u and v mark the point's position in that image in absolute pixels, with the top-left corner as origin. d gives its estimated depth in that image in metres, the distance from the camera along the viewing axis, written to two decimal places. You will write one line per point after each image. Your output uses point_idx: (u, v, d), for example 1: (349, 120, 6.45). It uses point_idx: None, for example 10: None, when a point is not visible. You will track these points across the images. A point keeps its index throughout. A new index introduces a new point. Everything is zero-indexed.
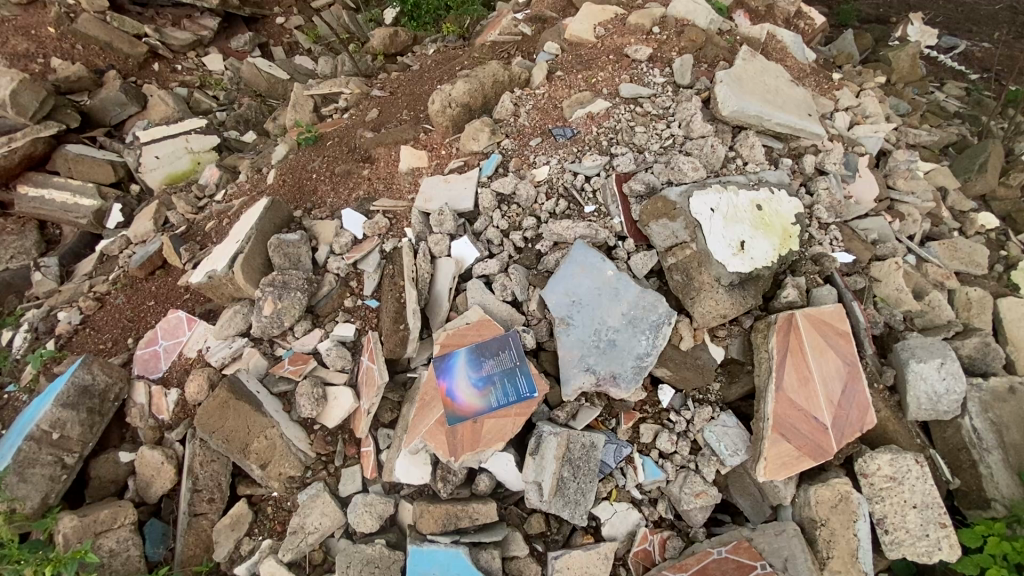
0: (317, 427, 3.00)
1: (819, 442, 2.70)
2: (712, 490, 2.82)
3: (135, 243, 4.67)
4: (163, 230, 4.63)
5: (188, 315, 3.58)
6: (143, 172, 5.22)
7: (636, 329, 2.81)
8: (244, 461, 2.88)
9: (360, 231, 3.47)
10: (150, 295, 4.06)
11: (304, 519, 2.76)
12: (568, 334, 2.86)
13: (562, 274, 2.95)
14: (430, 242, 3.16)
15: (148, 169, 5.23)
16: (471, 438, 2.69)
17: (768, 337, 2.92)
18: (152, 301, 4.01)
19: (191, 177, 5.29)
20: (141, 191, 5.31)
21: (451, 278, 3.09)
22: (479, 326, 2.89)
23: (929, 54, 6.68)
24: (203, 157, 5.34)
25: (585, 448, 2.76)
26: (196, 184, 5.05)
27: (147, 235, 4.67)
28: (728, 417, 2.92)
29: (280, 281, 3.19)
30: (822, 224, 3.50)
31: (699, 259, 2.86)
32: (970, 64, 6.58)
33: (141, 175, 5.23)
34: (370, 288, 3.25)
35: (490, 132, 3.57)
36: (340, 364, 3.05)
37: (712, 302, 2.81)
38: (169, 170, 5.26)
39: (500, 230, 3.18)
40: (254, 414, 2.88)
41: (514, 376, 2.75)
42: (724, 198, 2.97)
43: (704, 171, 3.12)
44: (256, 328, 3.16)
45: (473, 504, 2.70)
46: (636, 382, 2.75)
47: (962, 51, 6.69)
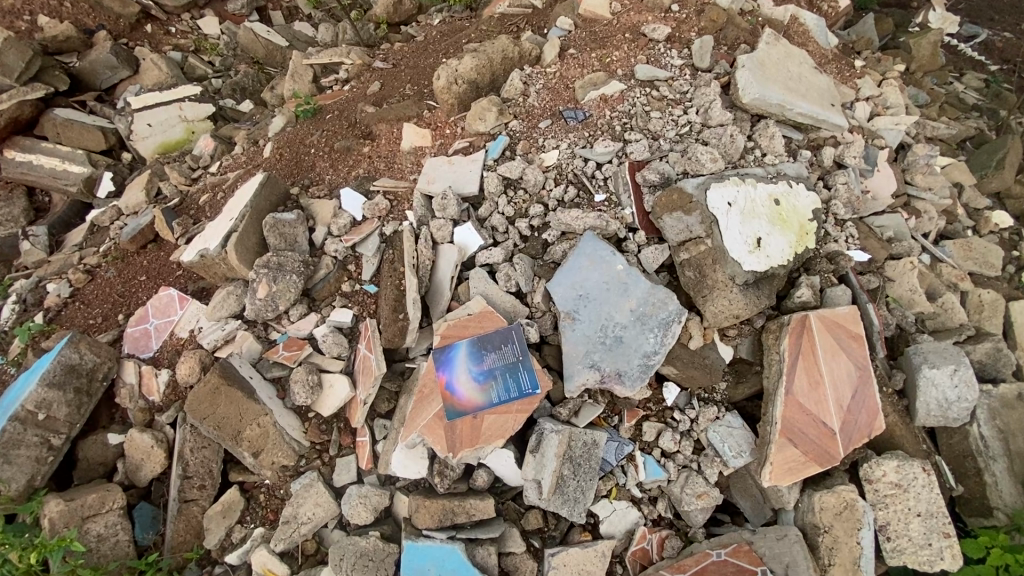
0: (312, 415, 2.90)
1: (826, 447, 2.64)
2: (714, 491, 2.80)
3: (127, 214, 4.54)
4: (155, 202, 4.50)
5: (179, 293, 3.53)
6: (134, 141, 5.06)
7: (645, 326, 2.67)
8: (236, 449, 2.74)
9: (359, 213, 3.36)
10: (142, 269, 3.98)
11: (299, 508, 2.71)
12: (572, 329, 2.73)
13: (568, 266, 2.78)
14: (431, 228, 3.02)
15: (140, 138, 5.07)
16: (470, 434, 2.61)
17: (780, 338, 2.78)
18: (144, 276, 3.93)
19: (184, 146, 5.15)
20: (133, 160, 5.14)
21: (452, 265, 2.95)
22: (481, 317, 2.78)
23: (950, 42, 6.43)
24: (197, 127, 5.17)
25: (586, 446, 2.71)
26: (190, 155, 4.90)
27: (138, 206, 4.54)
28: (734, 418, 2.88)
29: (275, 264, 3.08)
30: (838, 221, 3.45)
31: (713, 257, 2.66)
32: (990, 55, 6.35)
33: (133, 143, 5.07)
34: (368, 273, 3.13)
35: (498, 111, 3.38)
36: (336, 351, 2.96)
37: (725, 302, 2.63)
38: (162, 139, 5.10)
39: (505, 217, 3.04)
40: (247, 400, 2.74)
41: (517, 371, 2.65)
42: (741, 192, 2.81)
43: (722, 162, 2.91)
44: (250, 310, 3.07)
45: (470, 498, 2.65)
46: (642, 380, 2.64)
47: (982, 40, 6.45)
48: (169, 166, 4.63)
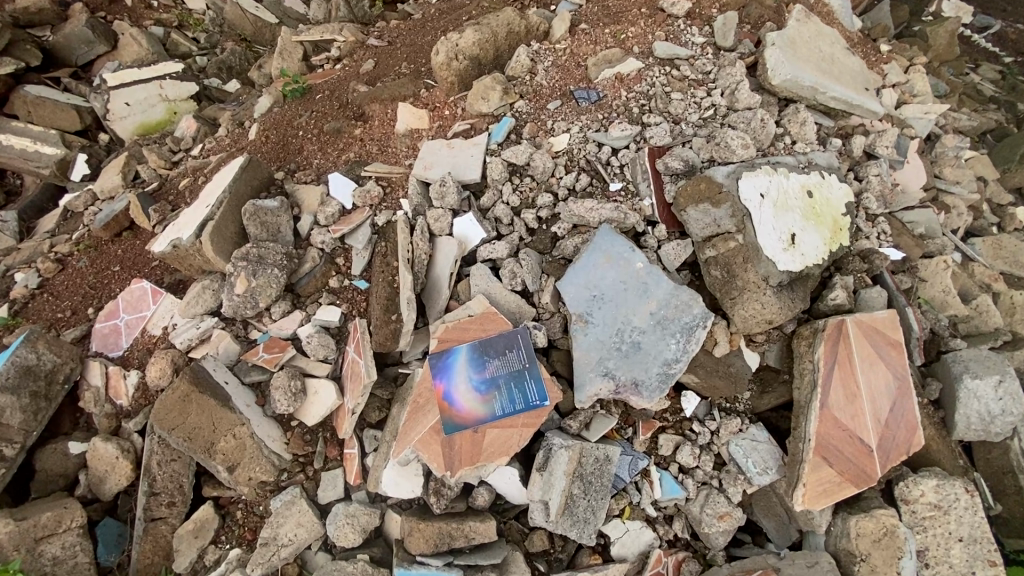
0: (294, 425, 2.63)
1: (863, 467, 2.38)
2: (736, 512, 2.55)
3: (102, 199, 4.22)
4: (132, 187, 4.18)
5: (153, 286, 3.24)
6: (113, 120, 4.67)
7: (665, 331, 2.39)
8: (209, 462, 2.47)
9: (348, 201, 3.06)
10: (115, 259, 3.68)
11: (279, 529, 2.45)
12: (585, 334, 2.45)
13: (581, 263, 2.47)
14: (428, 218, 2.73)
15: (119, 117, 4.69)
16: (470, 450, 2.35)
17: (814, 346, 2.48)
18: (118, 267, 3.63)
19: (167, 127, 4.77)
20: (111, 142, 4.80)
21: (452, 261, 2.65)
22: (483, 319, 2.50)
23: (964, 33, 6.10)
24: (180, 107, 4.81)
25: (598, 462, 2.45)
26: (171, 137, 4.57)
27: (114, 190, 4.21)
28: (759, 431, 2.63)
29: (255, 256, 2.78)
30: (869, 216, 3.18)
31: (744, 254, 2.34)
32: (1004, 47, 6.08)
33: (110, 123, 4.69)
34: (358, 268, 2.85)
35: (503, 90, 3.06)
36: (322, 354, 2.68)
37: (757, 306, 2.32)
38: (142, 119, 4.73)
39: (510, 208, 2.75)
40: (220, 409, 2.45)
41: (523, 380, 2.38)
42: (774, 182, 2.53)
43: (753, 148, 2.61)
44: (227, 308, 2.78)
45: (469, 520, 2.38)
46: (661, 391, 2.38)
47: (996, 32, 6.14)
48: (149, 148, 4.33)
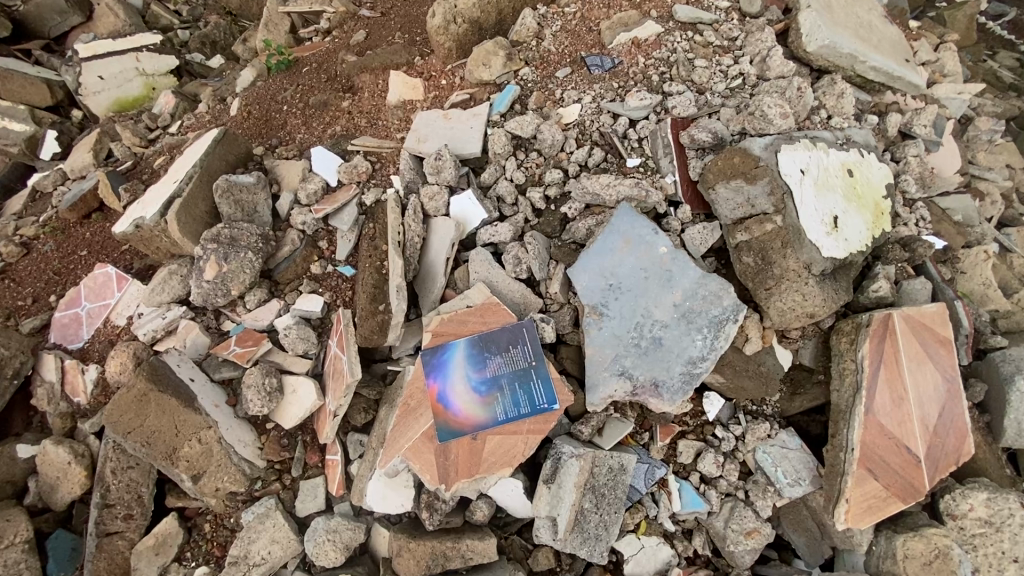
0: (270, 427, 2.33)
1: (911, 479, 2.11)
2: (766, 528, 2.28)
3: (73, 179, 3.90)
4: (104, 166, 3.87)
5: (117, 272, 2.91)
6: (85, 95, 4.32)
7: (691, 326, 2.09)
8: (171, 470, 2.17)
9: (332, 177, 2.75)
10: (83, 243, 3.35)
11: (251, 545, 2.17)
12: (599, 328, 2.15)
13: (595, 248, 2.16)
14: (422, 196, 2.42)
15: (91, 92, 4.33)
16: (469, 459, 2.07)
17: (857, 343, 2.19)
18: (86, 250, 3.30)
19: (144, 104, 4.40)
20: (85, 118, 4.45)
21: (448, 245, 2.34)
22: (483, 310, 2.20)
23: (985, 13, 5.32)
24: (158, 82, 4.42)
25: (611, 472, 2.17)
26: (147, 113, 4.19)
27: (85, 170, 3.89)
28: (790, 438, 2.35)
29: (227, 238, 2.48)
30: (907, 200, 2.90)
31: (784, 238, 2.03)
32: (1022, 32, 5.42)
33: (83, 98, 4.34)
34: (343, 253, 2.55)
35: (506, 56, 2.75)
36: (302, 348, 2.38)
37: (798, 297, 2.02)
38: (118, 96, 4.37)
39: (514, 185, 2.44)
40: (184, 410, 2.15)
41: (528, 380, 2.09)
42: (814, 158, 2.23)
43: (792, 119, 2.26)
44: (195, 295, 2.48)
45: (465, 537, 2.11)
46: (684, 394, 2.10)
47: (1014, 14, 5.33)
48: (122, 124, 3.99)
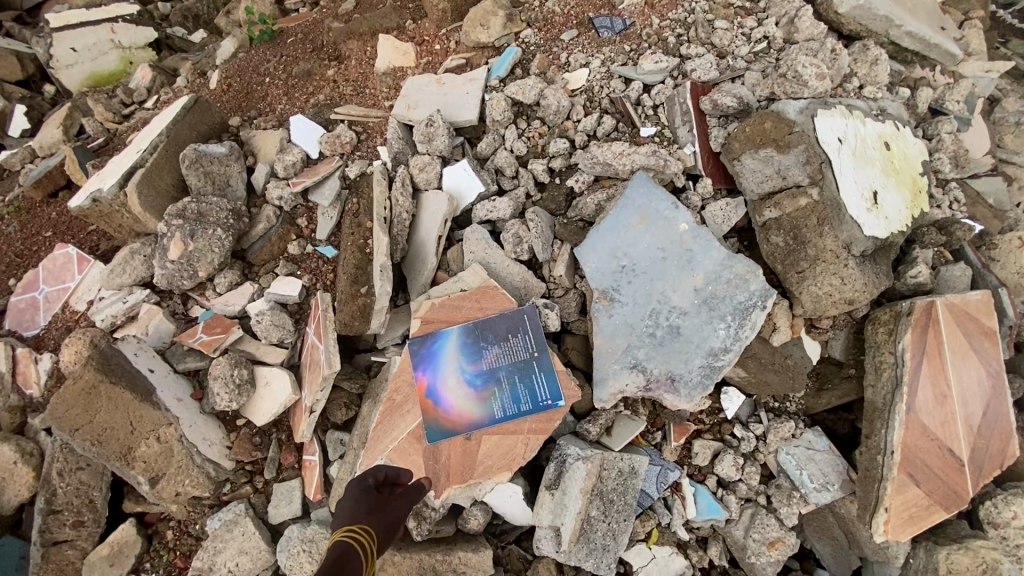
0: (241, 424, 2.09)
1: (955, 486, 1.89)
2: (790, 537, 2.06)
3: (42, 157, 3.50)
4: (75, 143, 3.48)
5: (79, 252, 2.65)
6: (55, 68, 3.83)
7: (713, 314, 1.85)
8: (126, 472, 1.93)
9: (314, 149, 2.49)
10: (48, 223, 3.03)
11: (216, 557, 1.97)
12: (609, 316, 1.91)
13: (605, 225, 1.92)
14: (411, 168, 2.17)
15: (63, 65, 3.84)
16: (462, 461, 1.84)
17: (896, 334, 1.96)
18: (50, 232, 2.99)
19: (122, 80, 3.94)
20: (59, 94, 4.00)
21: (440, 221, 2.09)
22: (480, 294, 1.95)
23: None
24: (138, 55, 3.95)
25: (621, 476, 1.94)
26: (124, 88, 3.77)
27: (54, 146, 3.50)
28: (816, 438, 2.14)
29: (193, 213, 2.22)
30: (940, 181, 2.66)
31: (821, 214, 1.80)
32: None
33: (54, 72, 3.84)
34: (324, 232, 2.30)
35: (506, 16, 2.48)
36: (276, 337, 2.13)
37: (835, 281, 1.79)
38: (92, 70, 3.88)
39: (515, 156, 2.19)
40: (140, 405, 1.90)
41: (530, 374, 1.86)
42: (851, 126, 1.99)
43: (828, 82, 2.00)
44: (159, 277, 2.23)
45: (457, 549, 1.89)
46: (703, 389, 1.87)
47: None
48: (93, 97, 3.52)
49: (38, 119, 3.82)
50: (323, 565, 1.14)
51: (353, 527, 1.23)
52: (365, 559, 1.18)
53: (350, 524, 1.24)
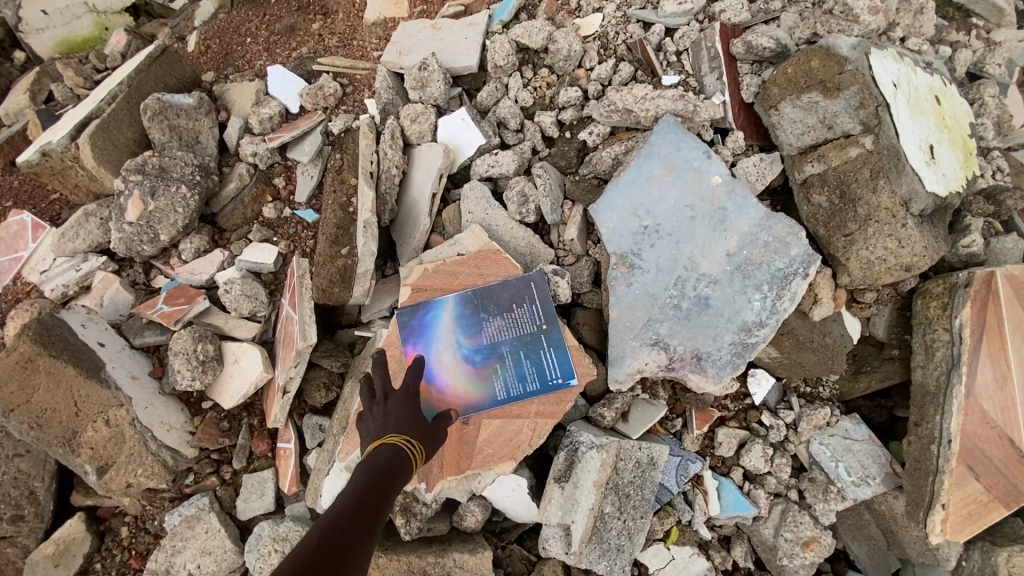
0: (207, 407, 1.85)
1: (1018, 482, 1.65)
2: (826, 538, 1.84)
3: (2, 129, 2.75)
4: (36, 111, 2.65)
5: (33, 219, 2.32)
6: (26, 32, 2.92)
7: (747, 282, 1.61)
8: (70, 460, 1.68)
9: (293, 102, 2.21)
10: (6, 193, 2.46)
11: (174, 558, 1.73)
12: (628, 285, 1.67)
13: (626, 177, 1.68)
14: (401, 118, 1.92)
15: (34, 29, 2.93)
16: (459, 449, 1.62)
17: (952, 309, 1.72)
18: (10, 202, 2.43)
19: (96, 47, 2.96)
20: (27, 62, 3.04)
21: (434, 178, 1.84)
22: (479, 259, 1.70)
23: None
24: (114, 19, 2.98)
25: (639, 468, 1.70)
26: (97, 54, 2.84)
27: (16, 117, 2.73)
28: (856, 426, 1.90)
29: (154, 168, 1.95)
30: (983, 148, 2.41)
31: (875, 166, 1.56)
32: None
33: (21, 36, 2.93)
34: (304, 193, 2.04)
35: None
36: (247, 309, 1.87)
37: (890, 244, 1.56)
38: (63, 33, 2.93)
39: (520, 107, 1.94)
40: (85, 383, 1.65)
41: (538, 349, 1.63)
42: (902, 72, 1.75)
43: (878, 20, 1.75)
44: (116, 242, 1.97)
45: (452, 550, 1.66)
46: (734, 369, 1.64)
47: None
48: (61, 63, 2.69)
49: (4, 89, 2.95)
50: (375, 464, 1.20)
51: (409, 438, 1.29)
52: (413, 465, 1.27)
53: (406, 434, 1.28)
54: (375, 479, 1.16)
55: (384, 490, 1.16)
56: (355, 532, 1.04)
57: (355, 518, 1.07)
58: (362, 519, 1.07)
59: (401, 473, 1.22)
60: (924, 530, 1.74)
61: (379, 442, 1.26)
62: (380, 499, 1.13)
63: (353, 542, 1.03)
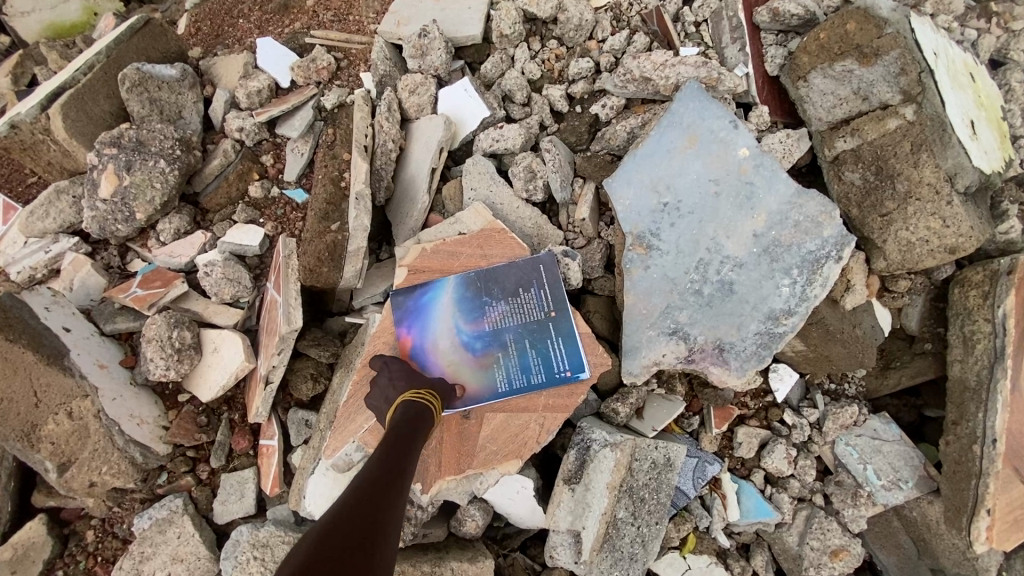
0: (182, 400, 1.69)
1: None
2: (855, 547, 1.70)
3: None
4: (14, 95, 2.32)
5: (6, 199, 2.07)
6: (10, 16, 2.53)
7: (775, 265, 1.48)
8: (29, 456, 1.53)
9: (285, 77, 2.07)
10: None
11: (144, 564, 1.58)
12: (645, 268, 1.53)
13: (644, 150, 1.54)
14: (399, 90, 1.78)
15: (19, 11, 2.53)
16: (459, 446, 1.49)
17: (993, 297, 1.58)
18: None
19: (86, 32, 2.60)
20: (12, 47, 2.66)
21: (434, 152, 1.70)
22: (481, 238, 1.56)
23: None
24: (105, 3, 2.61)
25: (655, 469, 1.56)
26: (83, 36, 2.50)
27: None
28: (884, 425, 1.76)
29: (131, 140, 1.80)
30: None
31: (915, 139, 1.43)
32: None
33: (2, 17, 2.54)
34: (293, 170, 1.89)
35: None
36: (229, 293, 1.72)
37: (931, 224, 1.44)
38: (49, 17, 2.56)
39: (527, 80, 1.80)
40: (46, 370, 1.50)
41: (545, 339, 1.49)
42: (938, 42, 1.61)
43: None
44: (87, 221, 1.81)
45: (450, 557, 1.51)
46: (759, 362, 1.50)
47: None
48: (47, 45, 2.37)
49: None
50: (400, 424, 1.13)
51: (418, 389, 1.27)
52: (433, 418, 1.24)
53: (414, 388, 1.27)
54: (400, 440, 1.09)
55: (411, 447, 1.08)
56: (383, 499, 0.95)
57: (383, 478, 0.99)
58: (394, 481, 0.99)
59: (420, 436, 1.14)
60: (967, 538, 1.59)
61: (394, 405, 1.21)
62: (408, 459, 1.05)
63: (388, 504, 0.95)
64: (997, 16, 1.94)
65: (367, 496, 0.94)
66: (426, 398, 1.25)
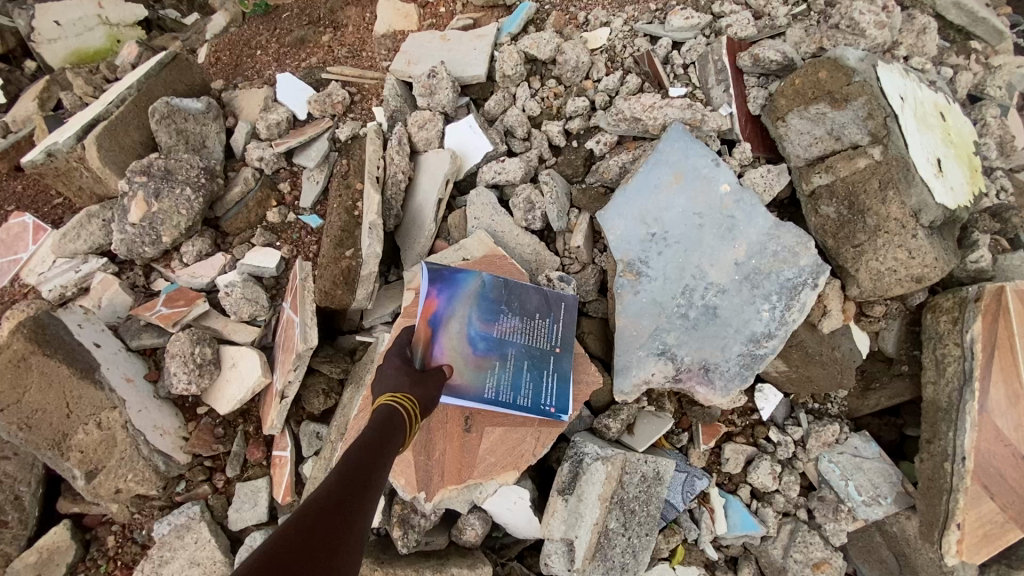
0: (201, 412, 1.80)
1: None
2: (837, 559, 1.78)
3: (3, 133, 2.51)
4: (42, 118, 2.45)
5: (37, 220, 2.20)
6: (36, 43, 2.68)
7: (755, 291, 1.59)
8: (59, 464, 1.64)
9: (302, 110, 2.21)
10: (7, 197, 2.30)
11: (162, 568, 1.68)
12: (634, 292, 1.65)
13: (634, 185, 1.68)
14: (409, 125, 1.92)
15: (46, 39, 2.68)
16: (460, 459, 1.59)
17: (962, 323, 1.68)
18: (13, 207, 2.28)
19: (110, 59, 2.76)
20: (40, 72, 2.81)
21: (440, 183, 1.84)
22: (484, 263, 1.71)
23: None
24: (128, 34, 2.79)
25: (644, 483, 1.65)
26: (110, 63, 2.66)
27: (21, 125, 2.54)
28: (865, 443, 1.85)
29: (160, 169, 1.93)
30: None
31: (883, 177, 1.55)
32: None
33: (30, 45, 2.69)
34: (309, 198, 2.03)
35: None
36: (248, 313, 1.84)
37: (899, 255, 1.55)
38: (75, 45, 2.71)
39: (528, 117, 1.94)
40: (77, 384, 1.61)
41: (543, 367, 1.59)
42: (908, 87, 1.76)
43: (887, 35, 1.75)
44: (116, 243, 1.94)
45: (451, 564, 1.61)
46: (741, 381, 1.60)
47: None
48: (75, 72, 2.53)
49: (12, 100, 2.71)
50: (384, 430, 1.20)
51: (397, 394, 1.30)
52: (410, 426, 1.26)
53: (394, 391, 1.30)
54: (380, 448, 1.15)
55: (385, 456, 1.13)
56: (353, 499, 1.01)
57: (358, 480, 1.05)
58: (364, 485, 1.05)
59: (396, 447, 1.19)
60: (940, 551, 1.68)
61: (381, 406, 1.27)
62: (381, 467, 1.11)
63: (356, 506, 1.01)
64: (974, 53, 2.11)
65: (340, 493, 1.00)
66: (399, 401, 1.27)
